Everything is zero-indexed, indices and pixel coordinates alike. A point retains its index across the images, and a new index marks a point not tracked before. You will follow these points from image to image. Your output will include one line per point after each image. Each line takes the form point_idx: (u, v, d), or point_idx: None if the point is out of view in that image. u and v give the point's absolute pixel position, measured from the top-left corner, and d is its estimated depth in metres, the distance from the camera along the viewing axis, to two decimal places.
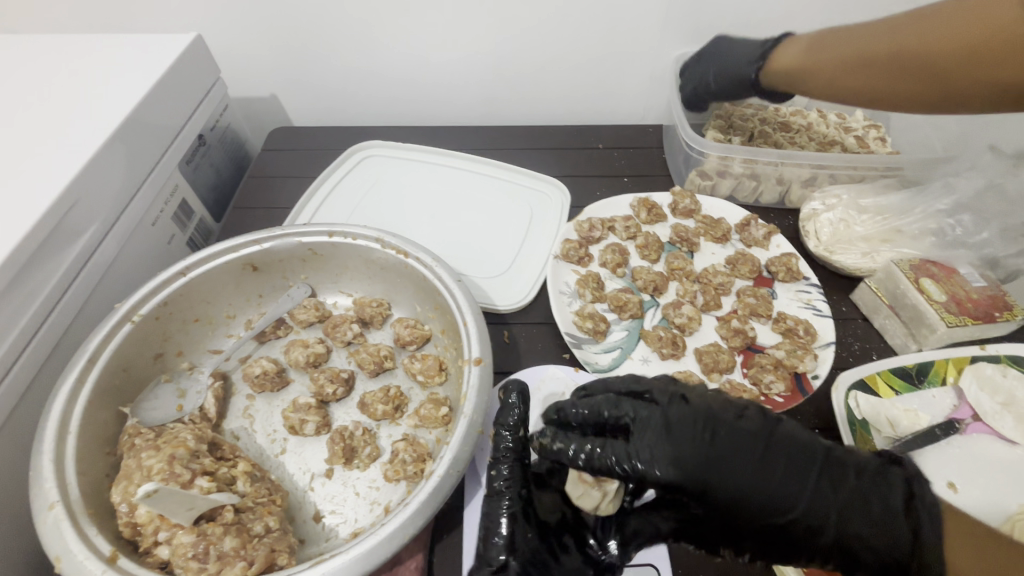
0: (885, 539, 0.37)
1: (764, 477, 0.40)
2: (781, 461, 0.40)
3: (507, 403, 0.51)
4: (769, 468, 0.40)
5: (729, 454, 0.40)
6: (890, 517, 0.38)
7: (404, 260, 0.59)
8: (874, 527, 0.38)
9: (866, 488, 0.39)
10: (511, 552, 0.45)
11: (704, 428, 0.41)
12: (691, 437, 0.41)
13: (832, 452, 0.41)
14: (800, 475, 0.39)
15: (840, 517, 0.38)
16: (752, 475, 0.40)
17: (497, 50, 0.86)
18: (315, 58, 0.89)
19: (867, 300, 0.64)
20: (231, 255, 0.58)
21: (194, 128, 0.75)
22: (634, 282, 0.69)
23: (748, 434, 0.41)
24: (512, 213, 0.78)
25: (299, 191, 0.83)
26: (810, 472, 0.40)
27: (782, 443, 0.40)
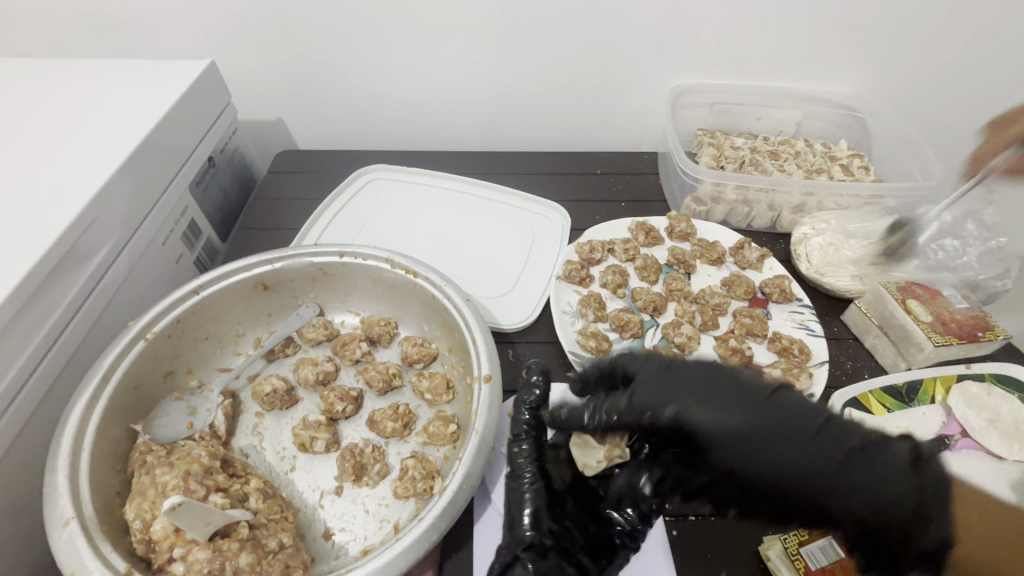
0: (887, 502, 0.40)
1: (761, 424, 0.44)
2: (783, 416, 0.44)
3: (530, 380, 0.54)
4: (774, 420, 0.44)
5: (729, 403, 0.46)
6: (890, 476, 0.41)
7: (414, 280, 0.60)
8: (876, 485, 0.41)
9: (868, 452, 0.42)
10: (537, 530, 0.48)
11: (711, 378, 0.48)
12: (687, 393, 0.47)
13: (831, 418, 0.44)
14: (795, 428, 0.44)
15: (840, 471, 0.42)
16: (754, 430, 0.44)
17: (500, 79, 0.90)
18: (323, 84, 0.92)
19: (858, 321, 0.67)
20: (244, 274, 0.60)
21: (205, 151, 0.77)
22: (634, 302, 0.71)
23: (750, 390, 0.46)
24: (514, 235, 0.80)
25: (304, 212, 0.85)
26: (807, 430, 0.43)
27: (781, 400, 0.45)
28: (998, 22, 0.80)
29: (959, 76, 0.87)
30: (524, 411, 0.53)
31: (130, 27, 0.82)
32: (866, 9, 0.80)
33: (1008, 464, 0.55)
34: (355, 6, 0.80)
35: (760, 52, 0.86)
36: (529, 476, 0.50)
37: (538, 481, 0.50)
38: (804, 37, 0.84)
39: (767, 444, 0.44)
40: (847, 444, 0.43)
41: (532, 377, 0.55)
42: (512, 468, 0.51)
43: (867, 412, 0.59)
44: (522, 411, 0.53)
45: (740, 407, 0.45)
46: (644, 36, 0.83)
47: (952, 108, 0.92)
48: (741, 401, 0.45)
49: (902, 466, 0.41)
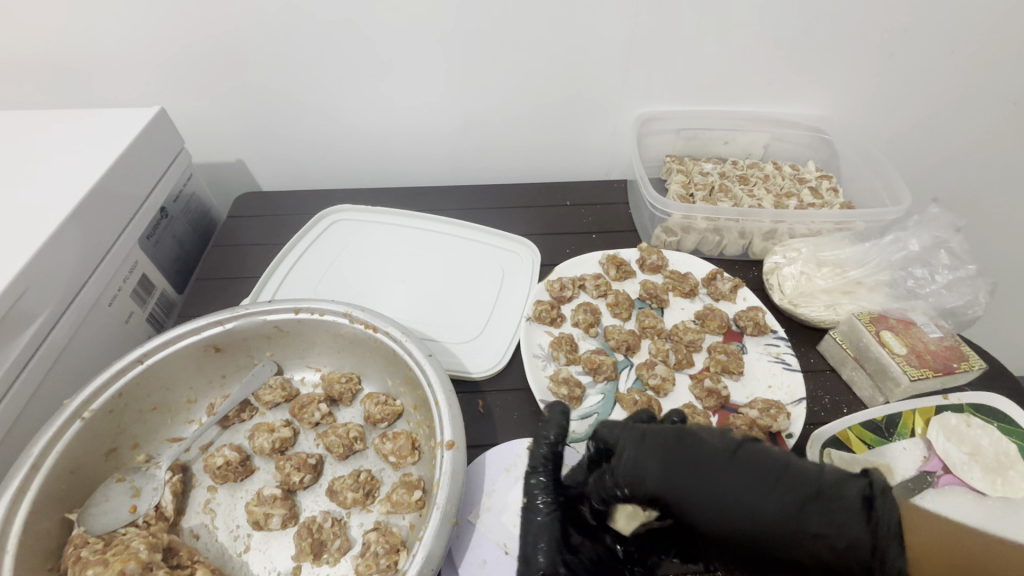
0: (846, 543, 0.41)
1: (737, 482, 0.44)
2: (744, 475, 0.44)
3: (549, 419, 0.56)
4: (734, 474, 0.44)
5: (699, 464, 0.45)
6: (850, 517, 0.41)
7: (374, 335, 0.58)
8: (832, 530, 0.41)
9: (831, 491, 0.43)
10: (550, 560, 0.49)
11: (676, 438, 0.48)
12: (654, 461, 0.47)
13: (790, 465, 0.44)
14: (761, 482, 0.44)
15: (802, 517, 0.42)
16: (729, 488, 0.44)
17: (466, 112, 0.89)
18: (284, 124, 0.89)
19: (834, 352, 0.66)
20: (192, 337, 0.57)
21: (157, 201, 0.73)
22: (608, 342, 0.69)
23: (717, 447, 0.46)
24: (483, 275, 0.78)
25: (266, 258, 0.82)
26: (769, 481, 0.44)
27: (746, 454, 0.45)
28: (952, 43, 0.81)
29: (919, 97, 0.88)
30: (543, 448, 0.55)
31: (78, 73, 0.79)
32: (825, 32, 0.80)
33: (991, 500, 0.53)
34: (310, 46, 0.78)
35: (722, 79, 0.86)
36: (544, 509, 0.52)
37: (551, 513, 0.52)
38: (765, 63, 0.84)
39: (732, 502, 0.44)
40: (802, 491, 0.43)
41: (551, 414, 0.56)
42: (528, 496, 0.53)
43: (848, 451, 0.57)
44: (541, 444, 0.55)
45: (698, 453, 0.46)
46: (605, 67, 0.83)
47: (914, 128, 0.92)
48: (711, 455, 0.46)
49: (854, 509, 0.42)
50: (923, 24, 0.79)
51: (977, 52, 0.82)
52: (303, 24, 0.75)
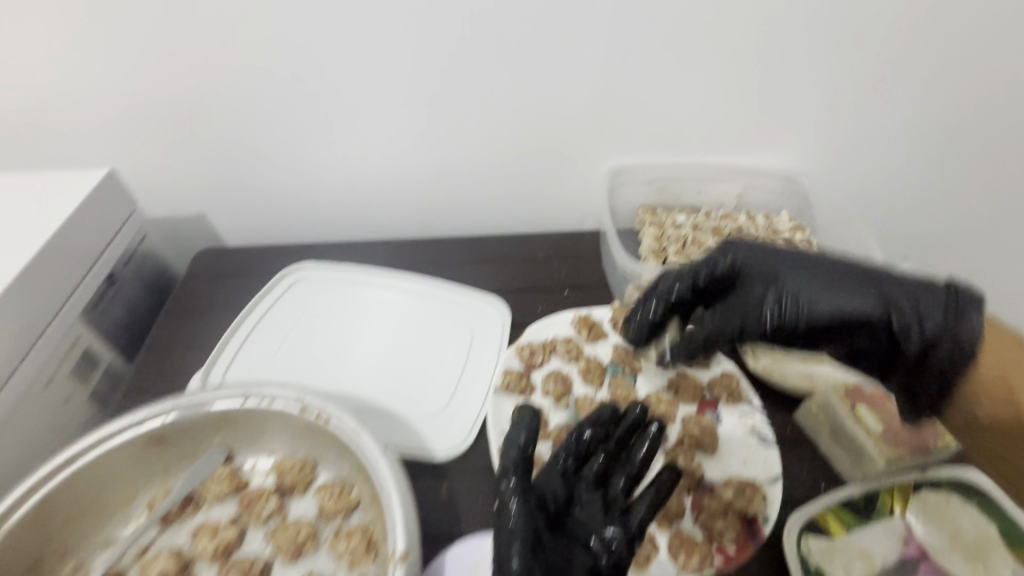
0: (895, 341, 0.51)
1: (819, 279, 0.54)
2: (825, 277, 0.54)
3: (522, 420, 0.56)
4: (814, 278, 0.54)
5: (783, 271, 0.56)
6: (923, 309, 0.50)
7: (326, 424, 0.54)
8: (897, 303, 0.51)
9: (913, 294, 0.51)
10: (522, 562, 0.47)
11: (767, 257, 0.57)
12: (748, 259, 0.58)
13: (877, 281, 0.52)
14: (848, 286, 0.53)
15: (883, 305, 0.51)
16: (812, 279, 0.54)
17: (434, 166, 0.87)
18: (246, 178, 0.87)
19: (810, 422, 0.64)
20: (132, 432, 0.53)
21: (105, 268, 0.70)
22: (579, 414, 0.66)
23: (803, 259, 0.56)
24: (451, 338, 0.75)
25: (222, 324, 0.77)
26: (857, 283, 0.53)
27: (823, 262, 0.55)
28: (912, 95, 0.82)
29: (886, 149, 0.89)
30: (513, 451, 0.54)
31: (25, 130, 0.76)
32: (791, 85, 0.80)
33: None
34: (272, 100, 0.77)
35: (692, 133, 0.86)
36: (513, 509, 0.50)
37: (522, 512, 0.50)
38: (734, 116, 0.84)
39: (807, 295, 0.53)
40: (884, 290, 0.52)
41: (522, 416, 0.57)
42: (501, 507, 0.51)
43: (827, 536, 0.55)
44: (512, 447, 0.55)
45: (787, 262, 0.56)
46: (573, 120, 0.82)
47: (885, 179, 0.93)
48: (799, 262, 0.56)
49: (932, 299, 0.50)
50: (883, 77, 0.80)
51: (937, 104, 0.83)
52: (264, 78, 0.74)
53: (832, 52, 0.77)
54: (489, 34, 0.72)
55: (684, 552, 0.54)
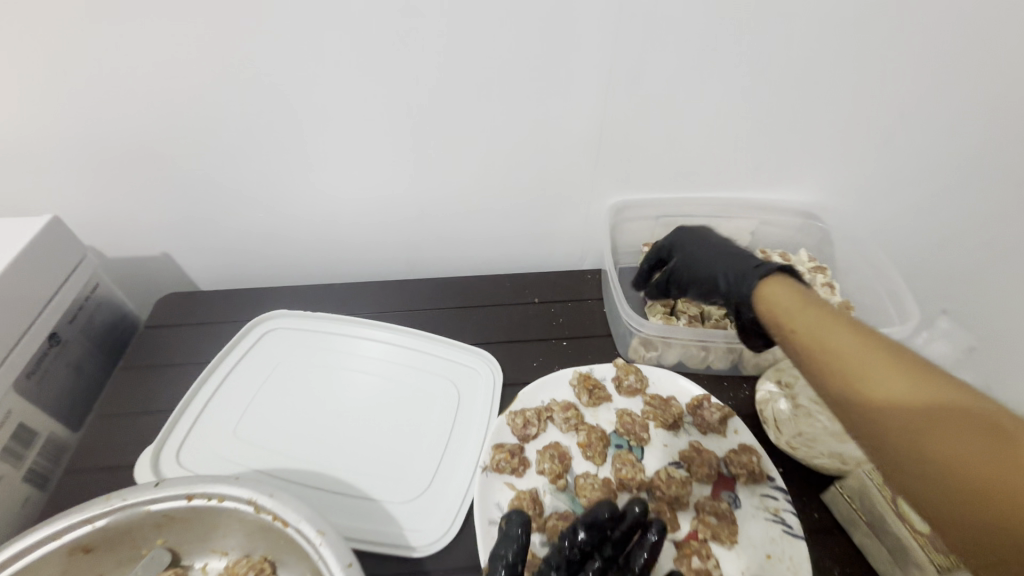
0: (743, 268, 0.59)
1: (723, 261, 0.64)
2: (731, 259, 0.63)
3: (509, 533, 0.50)
4: (723, 257, 0.65)
5: (706, 255, 0.67)
6: (746, 275, 0.58)
7: (284, 529, 0.46)
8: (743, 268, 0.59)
9: (749, 274, 0.57)
10: None
11: (696, 239, 0.71)
12: (689, 246, 0.71)
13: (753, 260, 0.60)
14: (738, 260, 0.62)
15: (736, 283, 0.59)
16: (710, 259, 0.66)
17: (420, 202, 0.79)
18: (212, 217, 0.79)
19: (841, 509, 0.56)
20: (53, 543, 0.45)
21: (44, 329, 0.62)
22: (579, 499, 0.58)
23: (731, 250, 0.65)
24: (436, 401, 0.67)
25: (181, 383, 0.70)
26: (740, 258, 0.62)
27: (733, 250, 0.65)
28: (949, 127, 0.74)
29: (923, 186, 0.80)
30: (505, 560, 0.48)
31: None
32: (817, 117, 0.71)
33: None
34: (235, 136, 0.69)
35: (705, 167, 0.77)
36: None
37: None
38: (751, 150, 0.75)
39: (706, 262, 0.66)
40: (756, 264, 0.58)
41: (511, 530, 0.50)
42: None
43: None
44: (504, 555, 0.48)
45: (706, 248, 0.68)
46: (573, 154, 0.74)
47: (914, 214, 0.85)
48: (713, 246, 0.68)
49: (760, 272, 0.56)
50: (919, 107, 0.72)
51: None
52: (224, 113, 0.66)
53: (867, 82, 0.68)
54: (477, 65, 0.63)
55: None
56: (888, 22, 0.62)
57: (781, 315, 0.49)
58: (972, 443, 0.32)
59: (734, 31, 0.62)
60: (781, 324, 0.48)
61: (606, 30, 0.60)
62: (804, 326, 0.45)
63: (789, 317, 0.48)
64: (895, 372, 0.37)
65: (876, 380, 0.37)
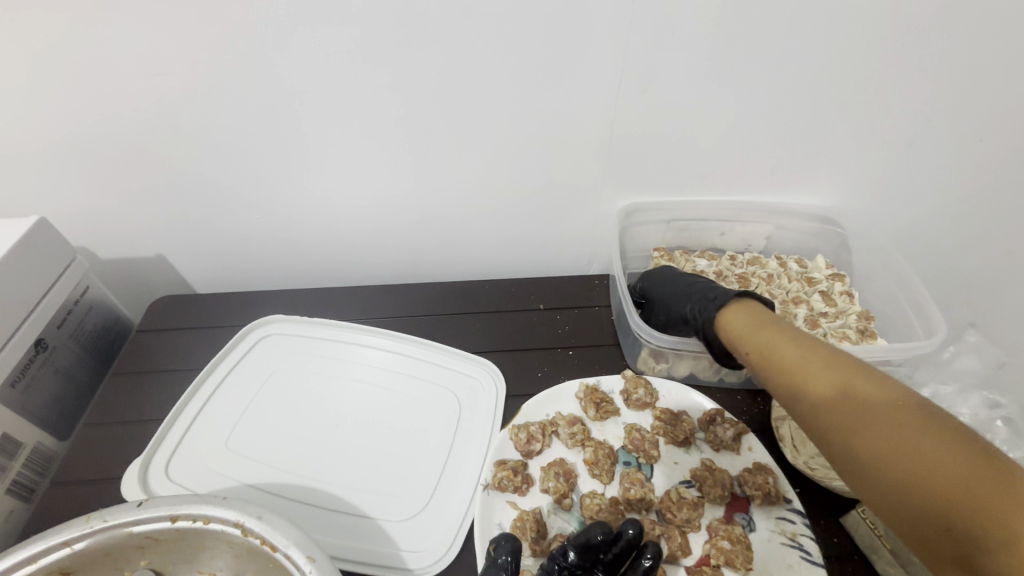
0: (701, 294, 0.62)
1: (680, 293, 0.66)
2: (688, 289, 0.65)
3: (496, 562, 0.48)
4: (681, 289, 0.67)
5: (666, 288, 0.69)
6: (704, 302, 0.59)
7: (272, 554, 0.44)
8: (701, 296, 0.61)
9: (707, 301, 0.59)
10: None
11: (659, 272, 0.73)
12: (648, 283, 0.73)
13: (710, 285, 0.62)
14: (696, 289, 0.64)
15: (696, 311, 0.60)
16: (669, 293, 0.68)
17: (421, 204, 0.76)
18: (207, 218, 0.76)
19: (863, 535, 0.53)
20: (28, 567, 0.42)
21: (30, 336, 0.59)
22: (584, 520, 0.55)
23: (686, 281, 0.67)
24: (436, 412, 0.65)
25: (172, 390, 0.67)
26: (696, 287, 0.64)
27: (692, 280, 0.67)
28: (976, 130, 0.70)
29: (950, 193, 0.76)
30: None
31: None
32: (838, 118, 0.68)
33: None
34: (229, 136, 0.66)
35: (719, 170, 0.74)
36: None
37: None
38: (768, 152, 0.72)
39: (666, 297, 0.68)
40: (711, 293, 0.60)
41: (498, 558, 0.48)
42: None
43: None
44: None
45: (666, 281, 0.71)
46: (581, 155, 0.71)
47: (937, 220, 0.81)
48: (671, 279, 0.70)
49: (715, 299, 0.58)
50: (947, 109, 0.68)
51: None
52: (217, 112, 0.63)
53: (892, 83, 0.64)
54: (482, 62, 0.60)
55: None
56: (920, 20, 0.58)
57: (737, 336, 0.52)
58: (907, 434, 0.35)
59: (754, 28, 0.58)
60: (739, 349, 0.51)
61: (618, 26, 0.57)
62: (759, 346, 0.48)
63: (742, 338, 0.51)
64: (827, 374, 0.41)
65: (812, 384, 0.41)
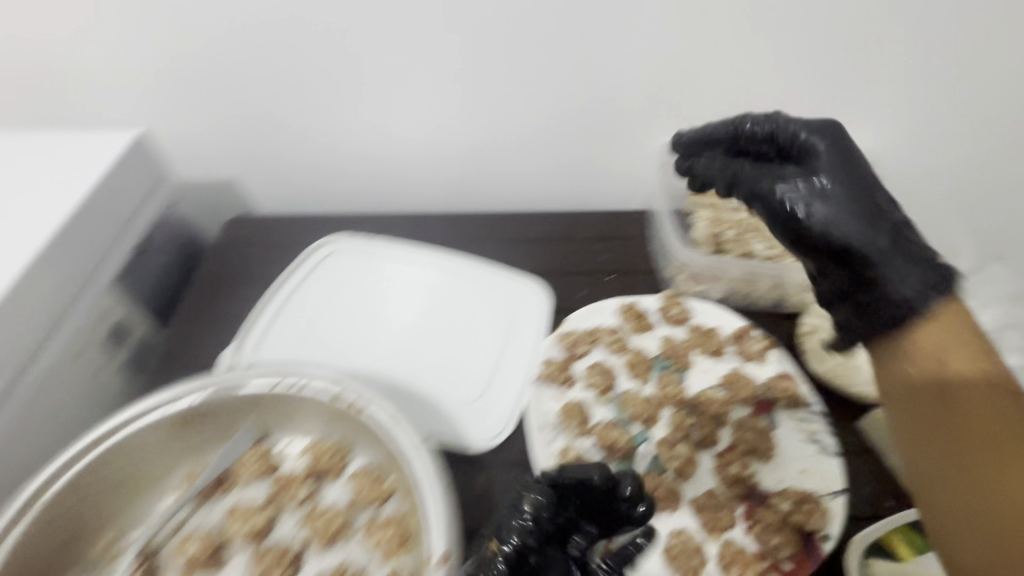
0: (911, 256, 0.47)
1: (855, 202, 0.48)
2: (851, 194, 0.49)
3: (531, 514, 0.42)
4: (850, 177, 0.50)
5: (862, 169, 0.50)
6: (888, 261, 0.47)
7: (359, 413, 0.53)
8: (914, 263, 0.46)
9: (884, 253, 0.47)
10: None
11: (838, 132, 0.52)
12: (794, 125, 0.54)
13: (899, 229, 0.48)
14: (862, 208, 0.48)
15: (874, 265, 0.47)
16: (851, 185, 0.49)
17: (474, 136, 0.81)
18: (278, 144, 0.82)
19: (878, 435, 0.59)
20: (163, 411, 0.52)
21: (138, 235, 0.68)
22: (624, 411, 0.62)
23: (861, 165, 0.51)
24: (489, 320, 0.71)
25: (255, 293, 0.76)
26: (860, 211, 0.48)
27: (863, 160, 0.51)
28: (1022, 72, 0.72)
29: (992, 138, 0.77)
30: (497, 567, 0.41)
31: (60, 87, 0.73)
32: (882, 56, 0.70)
33: None
34: (305, 61, 0.72)
35: (763, 110, 0.77)
36: None
37: None
38: (812, 92, 0.74)
39: (822, 172, 0.51)
40: (901, 250, 0.47)
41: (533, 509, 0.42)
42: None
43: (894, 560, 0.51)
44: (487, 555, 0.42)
45: (854, 158, 0.51)
46: (631, 91, 0.75)
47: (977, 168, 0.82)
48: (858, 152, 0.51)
49: (919, 262, 0.46)
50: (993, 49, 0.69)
51: None
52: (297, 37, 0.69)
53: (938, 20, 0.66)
54: None
55: (737, 567, 0.51)
56: None
57: (938, 321, 0.44)
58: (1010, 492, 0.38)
59: None
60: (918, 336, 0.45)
61: None
62: (937, 353, 0.44)
63: (941, 327, 0.44)
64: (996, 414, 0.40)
65: (973, 409, 0.41)
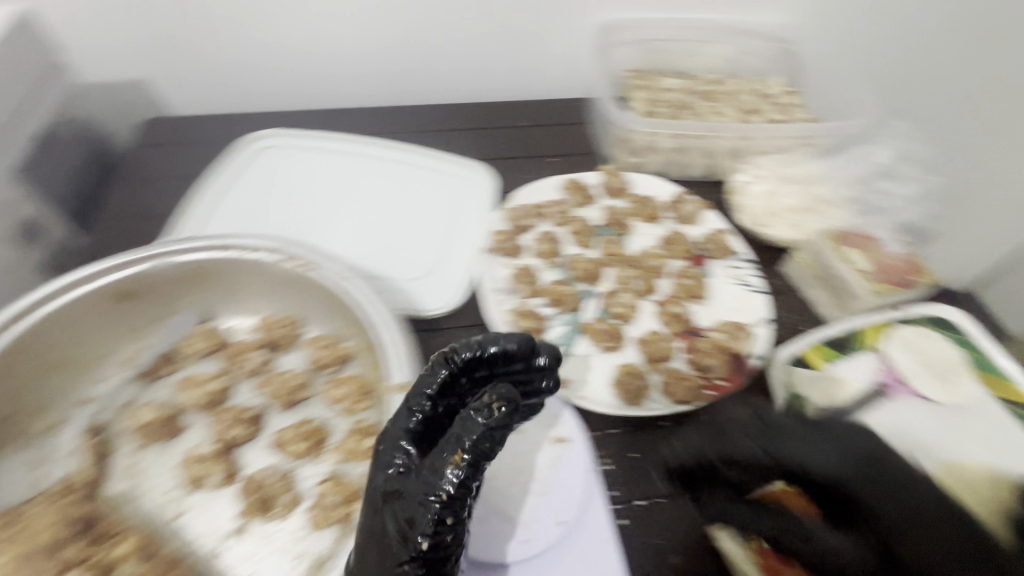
0: (909, 506, 0.39)
1: (830, 441, 0.44)
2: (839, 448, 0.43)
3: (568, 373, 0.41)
4: (817, 444, 0.44)
5: (795, 433, 0.45)
6: (920, 499, 0.39)
7: (307, 273, 0.51)
8: (900, 507, 0.39)
9: (904, 478, 0.40)
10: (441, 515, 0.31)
11: (761, 433, 0.47)
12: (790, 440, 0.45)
13: (883, 457, 0.41)
14: (836, 457, 0.42)
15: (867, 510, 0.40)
16: (801, 447, 0.44)
17: (405, 20, 0.75)
18: (186, 33, 0.73)
19: (797, 272, 0.64)
20: (91, 285, 0.48)
21: (21, 125, 0.60)
22: (570, 272, 0.65)
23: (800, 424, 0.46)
24: (433, 202, 0.71)
25: (181, 192, 0.71)
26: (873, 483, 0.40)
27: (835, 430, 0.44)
28: None
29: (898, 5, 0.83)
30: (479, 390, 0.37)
31: None
32: None
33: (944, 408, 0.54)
34: None
35: None
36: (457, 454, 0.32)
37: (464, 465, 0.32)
38: None
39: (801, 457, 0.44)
40: (864, 450, 0.42)
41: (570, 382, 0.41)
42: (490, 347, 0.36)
43: (810, 368, 0.57)
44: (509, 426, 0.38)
45: (810, 442, 0.44)
46: None
47: (888, 43, 0.87)
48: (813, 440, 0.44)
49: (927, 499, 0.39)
50: None
51: None
52: None
53: None
54: None
55: (677, 384, 0.54)
56: None
57: None
58: None
59: None
60: None
61: None
62: None
63: None
64: None
65: None
